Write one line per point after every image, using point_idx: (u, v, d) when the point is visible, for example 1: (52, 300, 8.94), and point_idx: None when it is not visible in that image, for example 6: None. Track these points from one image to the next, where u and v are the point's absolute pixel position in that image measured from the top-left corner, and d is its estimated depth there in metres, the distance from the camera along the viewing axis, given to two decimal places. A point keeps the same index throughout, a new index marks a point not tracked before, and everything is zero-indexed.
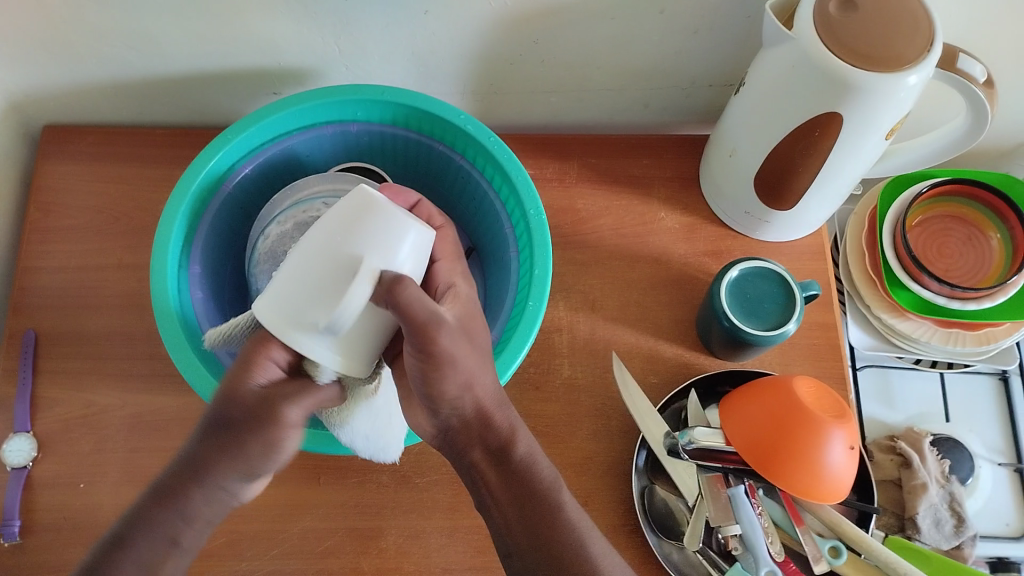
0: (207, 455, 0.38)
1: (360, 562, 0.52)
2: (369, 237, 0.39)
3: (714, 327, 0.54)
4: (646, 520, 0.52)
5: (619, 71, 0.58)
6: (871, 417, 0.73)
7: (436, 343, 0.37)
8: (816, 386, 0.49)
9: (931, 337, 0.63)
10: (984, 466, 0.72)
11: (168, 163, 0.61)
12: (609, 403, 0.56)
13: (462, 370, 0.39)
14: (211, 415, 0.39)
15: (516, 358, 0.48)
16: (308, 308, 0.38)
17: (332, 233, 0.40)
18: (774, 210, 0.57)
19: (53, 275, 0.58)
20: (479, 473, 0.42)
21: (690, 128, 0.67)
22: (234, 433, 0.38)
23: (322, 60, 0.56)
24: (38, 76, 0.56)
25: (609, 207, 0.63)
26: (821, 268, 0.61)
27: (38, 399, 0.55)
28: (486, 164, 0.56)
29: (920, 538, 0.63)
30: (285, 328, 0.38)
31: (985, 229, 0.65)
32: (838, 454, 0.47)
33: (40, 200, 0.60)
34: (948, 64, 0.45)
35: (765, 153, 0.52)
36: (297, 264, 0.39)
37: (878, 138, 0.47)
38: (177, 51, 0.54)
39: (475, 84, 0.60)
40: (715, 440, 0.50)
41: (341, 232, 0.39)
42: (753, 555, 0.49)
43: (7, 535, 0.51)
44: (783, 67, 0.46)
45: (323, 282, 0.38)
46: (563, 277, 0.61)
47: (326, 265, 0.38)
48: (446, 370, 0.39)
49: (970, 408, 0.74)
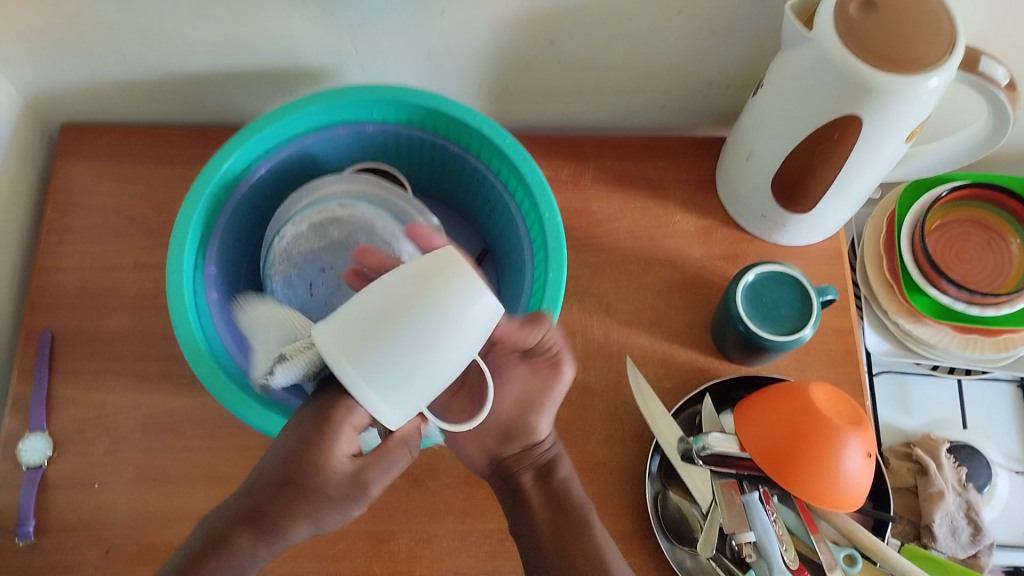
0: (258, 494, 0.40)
1: (372, 565, 0.52)
2: (445, 307, 0.36)
3: (729, 331, 0.54)
4: (659, 526, 0.52)
5: (635, 72, 0.58)
6: (887, 423, 0.72)
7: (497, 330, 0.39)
8: (833, 392, 0.49)
9: (949, 343, 0.63)
10: (1002, 473, 0.71)
11: (184, 162, 0.62)
12: (622, 408, 0.56)
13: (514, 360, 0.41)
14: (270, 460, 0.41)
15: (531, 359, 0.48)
16: (365, 357, 0.35)
17: (409, 284, 0.36)
18: (792, 213, 0.56)
19: (69, 274, 0.58)
20: (520, 488, 0.47)
21: (706, 130, 0.66)
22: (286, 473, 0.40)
23: (338, 60, 0.56)
24: (55, 75, 0.57)
25: (624, 210, 0.62)
26: (838, 273, 0.61)
27: (53, 398, 0.55)
28: (501, 165, 0.56)
29: (936, 547, 0.63)
30: (336, 359, 0.36)
31: (1004, 233, 0.65)
32: (855, 462, 0.46)
33: (57, 199, 0.60)
34: (971, 66, 0.45)
35: (783, 156, 0.51)
36: (368, 302, 0.36)
37: (898, 141, 0.47)
38: (194, 50, 0.54)
39: (490, 85, 0.60)
40: (730, 445, 0.50)
41: (417, 290, 0.36)
42: (767, 561, 0.48)
43: (22, 534, 0.51)
44: (802, 69, 0.46)
45: (385, 336, 0.35)
46: (578, 279, 0.60)
47: (408, 318, 0.35)
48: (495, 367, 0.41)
49: (988, 414, 0.73)
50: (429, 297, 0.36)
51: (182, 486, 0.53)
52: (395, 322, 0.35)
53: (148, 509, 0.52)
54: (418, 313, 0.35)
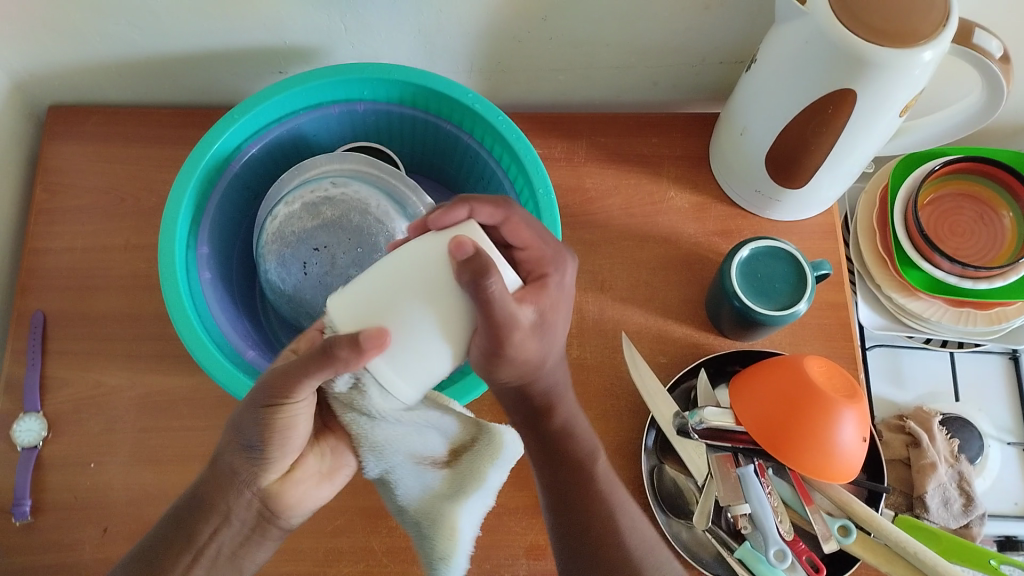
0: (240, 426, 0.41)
1: (370, 541, 0.52)
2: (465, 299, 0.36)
3: (724, 306, 0.54)
4: (656, 499, 0.52)
5: (629, 48, 0.57)
6: (880, 396, 0.73)
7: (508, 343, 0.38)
8: (827, 365, 0.49)
9: (942, 317, 0.63)
10: (993, 445, 0.72)
11: (174, 143, 0.61)
12: (618, 383, 0.56)
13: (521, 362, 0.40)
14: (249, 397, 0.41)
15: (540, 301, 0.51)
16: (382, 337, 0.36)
17: (422, 274, 0.36)
18: (785, 188, 0.56)
19: (60, 256, 0.58)
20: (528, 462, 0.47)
21: (700, 106, 0.66)
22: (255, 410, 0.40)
23: (328, 38, 0.55)
24: (42, 55, 0.56)
25: (618, 186, 0.62)
26: (831, 247, 0.61)
27: (47, 379, 0.55)
28: (494, 143, 0.55)
29: (929, 517, 0.64)
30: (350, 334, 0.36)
31: (997, 207, 0.65)
32: (849, 434, 0.47)
33: (46, 181, 0.60)
34: (965, 38, 0.45)
35: (777, 130, 0.51)
36: (381, 282, 0.36)
37: (892, 114, 0.47)
38: (184, 30, 0.54)
39: (482, 63, 0.59)
40: (725, 419, 0.50)
41: (437, 281, 0.36)
42: (762, 533, 0.49)
43: (18, 514, 0.51)
44: (796, 43, 0.46)
45: (402, 323, 0.36)
46: (572, 256, 0.60)
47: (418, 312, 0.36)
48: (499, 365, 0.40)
49: (980, 387, 0.73)
50: (443, 292, 0.36)
51: (178, 466, 0.53)
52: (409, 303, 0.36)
53: (144, 488, 0.53)
54: (434, 297, 0.36)
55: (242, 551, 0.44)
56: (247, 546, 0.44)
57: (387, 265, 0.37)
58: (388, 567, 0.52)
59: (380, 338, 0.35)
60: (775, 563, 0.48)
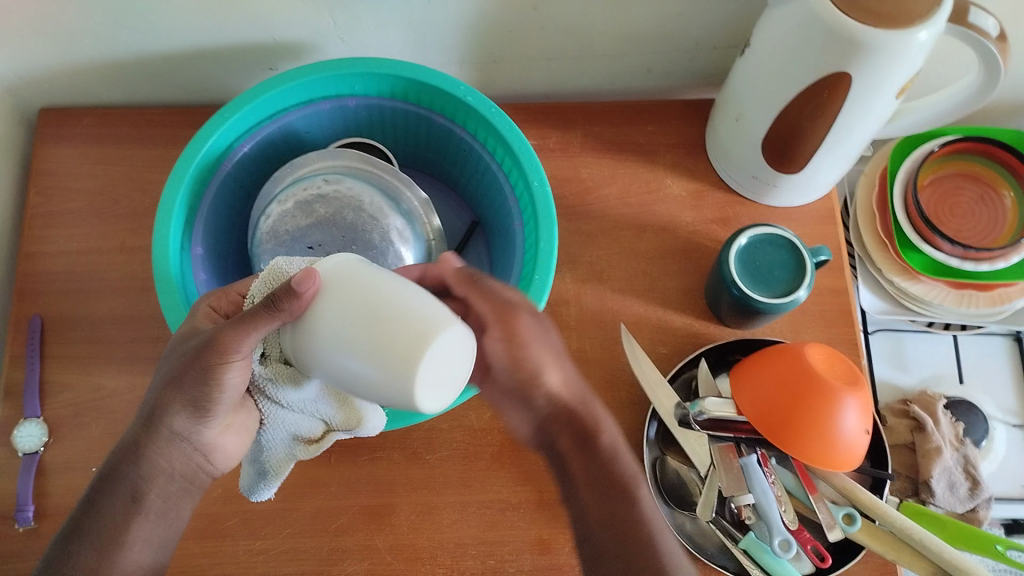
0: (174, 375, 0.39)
1: (372, 540, 0.52)
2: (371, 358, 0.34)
3: (723, 295, 0.54)
4: (658, 491, 0.52)
5: (621, 35, 0.57)
6: (883, 380, 0.72)
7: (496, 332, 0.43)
8: (828, 352, 0.48)
9: (945, 300, 0.62)
10: (999, 427, 0.71)
11: (166, 143, 0.61)
12: (618, 375, 0.56)
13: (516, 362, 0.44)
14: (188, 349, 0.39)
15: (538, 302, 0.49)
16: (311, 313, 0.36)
17: (372, 303, 0.34)
18: (784, 173, 0.55)
19: (55, 260, 0.58)
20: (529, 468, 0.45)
21: (696, 92, 0.65)
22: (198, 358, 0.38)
23: (317, 33, 0.55)
24: (30, 58, 0.55)
25: (614, 175, 0.62)
26: (831, 233, 0.60)
27: (45, 384, 0.55)
28: (487, 135, 0.55)
29: (935, 502, 0.63)
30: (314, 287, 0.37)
31: (997, 186, 0.64)
32: (851, 421, 0.46)
33: (39, 185, 0.60)
34: (959, 18, 0.44)
35: (773, 116, 0.51)
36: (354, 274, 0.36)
37: (889, 97, 0.46)
38: (171, 29, 0.53)
39: (473, 54, 0.59)
40: (727, 409, 0.50)
41: (370, 322, 0.34)
42: (766, 523, 0.49)
43: (21, 521, 0.51)
44: (790, 26, 0.45)
45: (324, 317, 0.35)
46: (570, 247, 0.60)
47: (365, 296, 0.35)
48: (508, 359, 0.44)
49: (984, 369, 0.73)
50: (363, 333, 0.34)
51: None
52: (343, 309, 0.35)
53: None
54: (355, 325, 0.34)
55: (170, 502, 0.42)
56: (173, 498, 0.42)
57: (382, 272, 0.36)
58: (392, 565, 0.51)
59: (305, 281, 0.36)
60: (780, 554, 0.48)
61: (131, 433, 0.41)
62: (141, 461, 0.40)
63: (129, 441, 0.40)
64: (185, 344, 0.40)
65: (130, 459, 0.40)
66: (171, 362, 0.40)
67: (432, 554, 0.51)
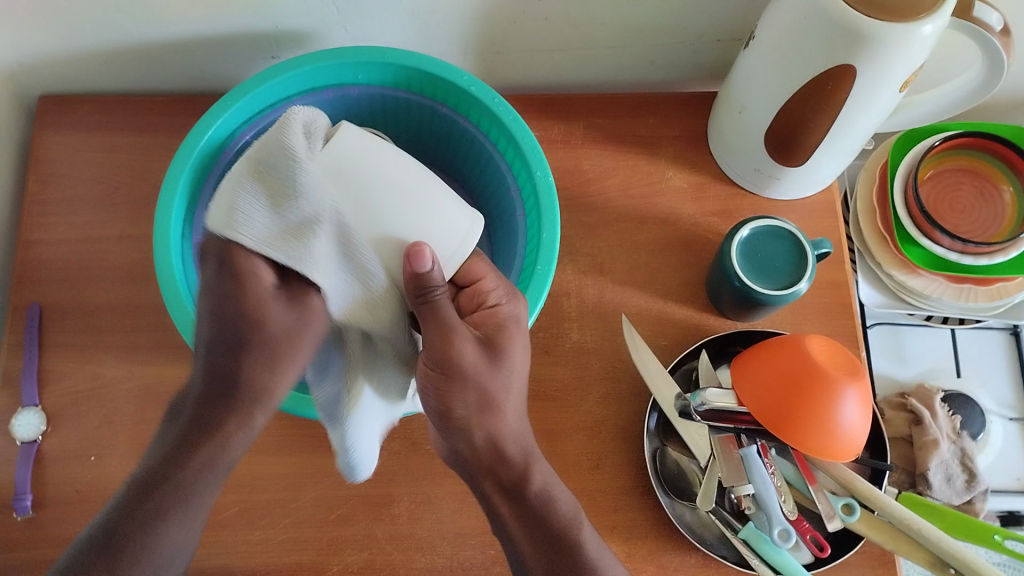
0: (152, 494, 0.42)
1: (373, 529, 0.52)
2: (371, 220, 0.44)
3: (724, 287, 0.54)
4: (658, 482, 0.52)
5: (625, 27, 0.57)
6: (881, 374, 0.72)
7: (453, 354, 0.42)
8: (829, 343, 0.49)
9: (943, 294, 0.63)
10: (995, 420, 0.72)
11: (167, 131, 0.60)
12: (618, 366, 0.56)
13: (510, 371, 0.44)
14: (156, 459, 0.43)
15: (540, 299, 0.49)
16: (425, 226, 0.44)
17: (400, 220, 0.44)
18: (785, 166, 0.56)
19: (54, 248, 0.58)
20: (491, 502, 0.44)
21: (698, 85, 0.66)
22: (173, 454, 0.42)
23: (320, 21, 0.55)
24: (30, 44, 0.55)
25: (615, 167, 0.62)
26: (832, 226, 0.61)
27: (45, 372, 0.55)
28: (491, 125, 0.55)
29: (932, 494, 0.64)
30: (458, 251, 0.45)
31: (997, 181, 0.64)
32: (851, 412, 0.47)
33: (37, 173, 0.59)
34: (965, 12, 0.44)
35: (776, 108, 0.51)
36: (422, 206, 0.45)
37: (893, 89, 0.46)
38: (174, 17, 0.53)
39: (476, 44, 0.58)
40: (728, 400, 0.50)
41: (383, 215, 0.44)
42: (766, 513, 0.49)
43: (20, 509, 0.51)
44: (795, 19, 0.45)
45: (399, 212, 0.44)
46: (571, 239, 0.60)
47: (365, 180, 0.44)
48: (495, 380, 0.43)
49: (981, 363, 0.73)
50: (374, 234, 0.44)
51: None
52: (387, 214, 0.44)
53: None
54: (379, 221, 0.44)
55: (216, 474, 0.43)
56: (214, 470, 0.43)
57: (438, 204, 0.45)
58: (391, 553, 0.51)
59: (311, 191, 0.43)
60: (780, 543, 0.48)
61: (108, 530, 0.41)
62: (217, 427, 0.42)
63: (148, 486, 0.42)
64: (142, 473, 0.43)
65: (109, 548, 0.41)
66: (135, 485, 0.42)
67: (432, 543, 0.52)
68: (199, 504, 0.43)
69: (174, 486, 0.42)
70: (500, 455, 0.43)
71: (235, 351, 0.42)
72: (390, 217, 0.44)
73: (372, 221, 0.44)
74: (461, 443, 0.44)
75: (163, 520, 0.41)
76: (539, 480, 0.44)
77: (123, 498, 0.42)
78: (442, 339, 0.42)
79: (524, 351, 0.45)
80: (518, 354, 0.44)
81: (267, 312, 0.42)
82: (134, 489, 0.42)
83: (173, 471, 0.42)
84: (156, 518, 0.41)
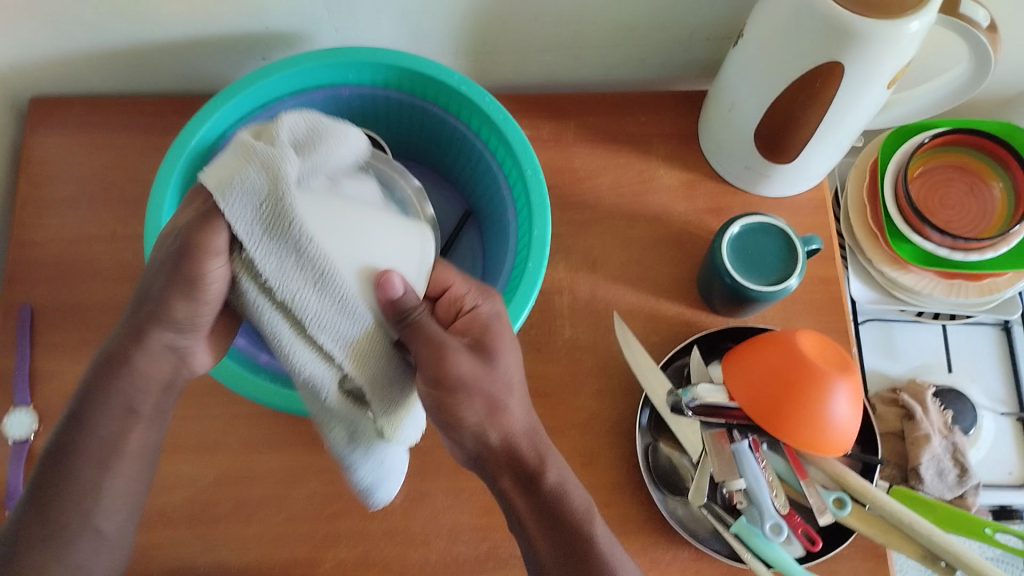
0: (83, 426, 0.40)
1: (366, 527, 0.52)
2: (349, 243, 0.37)
3: (715, 283, 0.54)
4: (651, 477, 0.52)
5: (615, 26, 0.57)
6: (873, 370, 0.73)
7: (445, 365, 0.39)
8: (819, 338, 0.49)
9: (933, 289, 0.64)
10: (987, 415, 0.72)
11: (159, 132, 0.61)
12: (610, 362, 0.56)
13: (503, 370, 0.41)
14: (81, 390, 0.41)
15: (526, 306, 0.49)
16: (395, 257, 0.40)
17: (375, 249, 0.39)
18: (774, 163, 0.56)
19: (46, 249, 0.58)
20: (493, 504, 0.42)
21: (689, 84, 0.66)
22: (99, 383, 0.40)
23: (312, 22, 0.55)
24: (21, 45, 0.55)
25: (607, 165, 0.62)
26: (822, 222, 0.61)
27: (38, 371, 0.55)
28: (482, 124, 0.55)
29: (924, 488, 0.64)
30: (420, 280, 0.41)
31: (986, 177, 0.65)
32: (841, 406, 0.47)
33: (29, 174, 0.59)
34: (953, 10, 0.45)
35: (766, 105, 0.51)
36: (388, 236, 0.40)
37: (881, 86, 0.47)
38: (166, 18, 0.53)
39: (468, 43, 0.59)
40: (718, 396, 0.51)
41: (360, 239, 0.38)
42: (758, 508, 0.49)
43: (12, 509, 0.51)
44: (783, 16, 0.46)
45: (372, 241, 0.39)
46: (563, 237, 0.60)
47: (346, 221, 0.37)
48: (492, 381, 0.40)
49: (973, 358, 0.74)
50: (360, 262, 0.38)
51: (169, 457, 0.52)
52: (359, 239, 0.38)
53: None
54: (356, 248, 0.37)
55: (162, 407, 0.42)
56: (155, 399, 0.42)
57: (399, 236, 0.41)
58: (384, 550, 0.51)
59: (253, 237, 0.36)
60: (772, 537, 0.49)
61: (45, 469, 0.41)
62: (142, 359, 0.40)
63: (80, 420, 0.40)
64: (72, 400, 0.41)
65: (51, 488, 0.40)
66: (65, 415, 0.41)
67: (425, 540, 0.52)
68: (136, 429, 0.42)
69: (101, 419, 0.40)
70: (507, 455, 0.41)
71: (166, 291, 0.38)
72: (366, 243, 0.38)
73: (352, 245, 0.37)
74: (460, 446, 0.42)
75: (102, 455, 0.41)
76: (554, 476, 0.41)
77: (57, 430, 0.41)
78: (432, 353, 0.39)
79: (514, 350, 0.42)
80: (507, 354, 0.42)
81: (182, 244, 0.36)
82: (48, 453, 0.41)
83: (99, 400, 0.40)
84: (90, 465, 0.40)
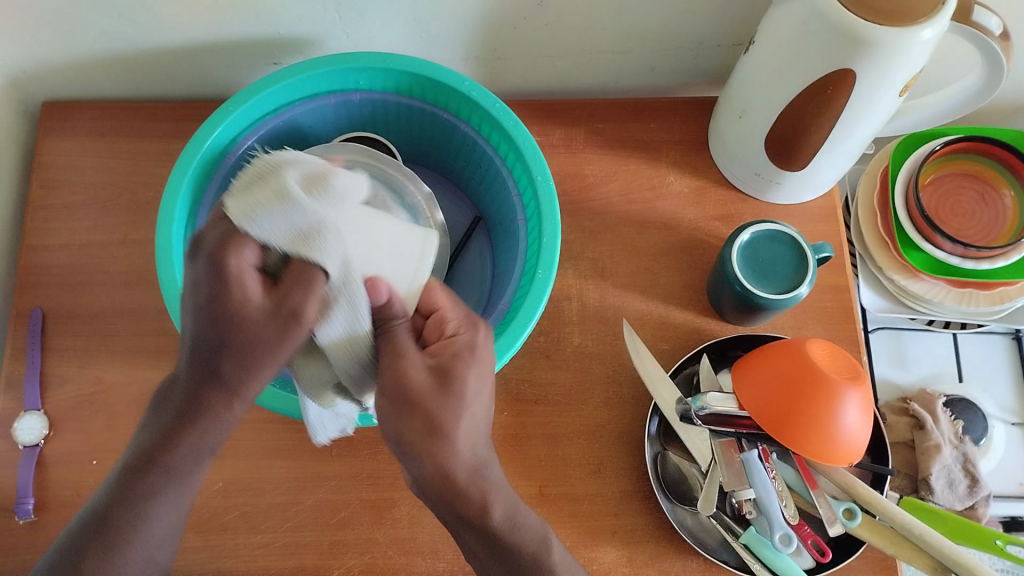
0: (148, 467, 0.41)
1: (374, 534, 0.52)
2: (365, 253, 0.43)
3: (725, 291, 0.54)
4: (660, 487, 0.52)
5: (625, 33, 0.57)
6: (883, 379, 0.72)
7: (401, 381, 0.39)
8: (829, 347, 0.49)
9: (944, 298, 0.63)
10: (998, 426, 0.71)
11: (169, 137, 0.61)
12: (619, 369, 0.56)
13: (462, 401, 0.39)
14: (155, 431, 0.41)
15: (529, 324, 0.48)
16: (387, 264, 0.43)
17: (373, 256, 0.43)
18: (785, 170, 0.56)
19: (57, 253, 0.58)
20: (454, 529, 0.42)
21: (699, 90, 0.66)
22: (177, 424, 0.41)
23: (322, 27, 0.55)
24: (33, 49, 0.55)
25: (616, 172, 0.62)
26: (832, 230, 0.61)
27: (48, 376, 0.55)
28: (492, 130, 0.55)
29: (934, 499, 0.63)
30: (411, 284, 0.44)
31: (998, 185, 0.64)
32: (851, 417, 0.47)
33: (40, 178, 0.60)
34: (964, 16, 0.44)
35: (777, 111, 0.51)
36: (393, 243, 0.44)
37: (892, 94, 0.46)
38: (177, 23, 0.54)
39: (478, 49, 0.59)
40: (728, 405, 0.50)
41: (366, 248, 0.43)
42: (767, 518, 0.49)
43: (21, 513, 0.51)
44: (795, 23, 0.45)
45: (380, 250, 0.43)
46: (572, 244, 0.60)
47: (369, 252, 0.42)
48: (443, 408, 0.39)
49: (983, 367, 0.73)
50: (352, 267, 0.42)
51: None
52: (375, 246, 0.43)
53: None
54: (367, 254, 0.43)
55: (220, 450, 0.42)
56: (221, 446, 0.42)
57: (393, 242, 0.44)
58: (392, 558, 0.51)
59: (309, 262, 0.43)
60: (781, 548, 0.48)
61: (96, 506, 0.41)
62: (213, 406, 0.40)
63: (145, 454, 0.41)
64: (148, 427, 0.41)
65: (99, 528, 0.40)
66: (135, 447, 0.41)
67: (432, 547, 0.52)
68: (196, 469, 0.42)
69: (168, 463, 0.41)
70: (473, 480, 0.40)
71: (219, 351, 0.39)
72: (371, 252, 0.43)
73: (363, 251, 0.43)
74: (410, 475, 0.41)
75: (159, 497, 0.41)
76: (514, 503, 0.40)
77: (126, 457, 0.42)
78: (391, 364, 0.40)
79: (484, 386, 0.40)
80: (477, 388, 0.40)
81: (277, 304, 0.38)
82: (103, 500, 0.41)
83: (170, 446, 0.41)
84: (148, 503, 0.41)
